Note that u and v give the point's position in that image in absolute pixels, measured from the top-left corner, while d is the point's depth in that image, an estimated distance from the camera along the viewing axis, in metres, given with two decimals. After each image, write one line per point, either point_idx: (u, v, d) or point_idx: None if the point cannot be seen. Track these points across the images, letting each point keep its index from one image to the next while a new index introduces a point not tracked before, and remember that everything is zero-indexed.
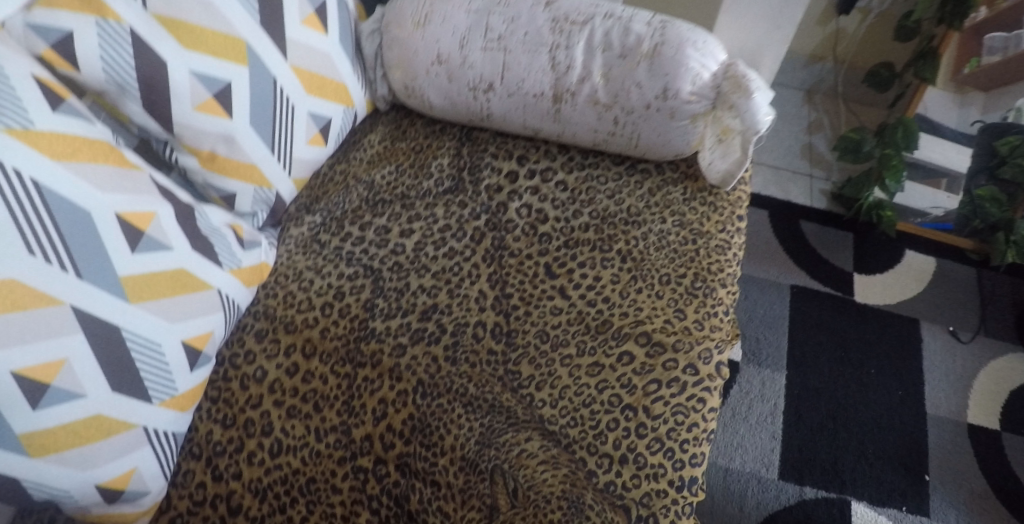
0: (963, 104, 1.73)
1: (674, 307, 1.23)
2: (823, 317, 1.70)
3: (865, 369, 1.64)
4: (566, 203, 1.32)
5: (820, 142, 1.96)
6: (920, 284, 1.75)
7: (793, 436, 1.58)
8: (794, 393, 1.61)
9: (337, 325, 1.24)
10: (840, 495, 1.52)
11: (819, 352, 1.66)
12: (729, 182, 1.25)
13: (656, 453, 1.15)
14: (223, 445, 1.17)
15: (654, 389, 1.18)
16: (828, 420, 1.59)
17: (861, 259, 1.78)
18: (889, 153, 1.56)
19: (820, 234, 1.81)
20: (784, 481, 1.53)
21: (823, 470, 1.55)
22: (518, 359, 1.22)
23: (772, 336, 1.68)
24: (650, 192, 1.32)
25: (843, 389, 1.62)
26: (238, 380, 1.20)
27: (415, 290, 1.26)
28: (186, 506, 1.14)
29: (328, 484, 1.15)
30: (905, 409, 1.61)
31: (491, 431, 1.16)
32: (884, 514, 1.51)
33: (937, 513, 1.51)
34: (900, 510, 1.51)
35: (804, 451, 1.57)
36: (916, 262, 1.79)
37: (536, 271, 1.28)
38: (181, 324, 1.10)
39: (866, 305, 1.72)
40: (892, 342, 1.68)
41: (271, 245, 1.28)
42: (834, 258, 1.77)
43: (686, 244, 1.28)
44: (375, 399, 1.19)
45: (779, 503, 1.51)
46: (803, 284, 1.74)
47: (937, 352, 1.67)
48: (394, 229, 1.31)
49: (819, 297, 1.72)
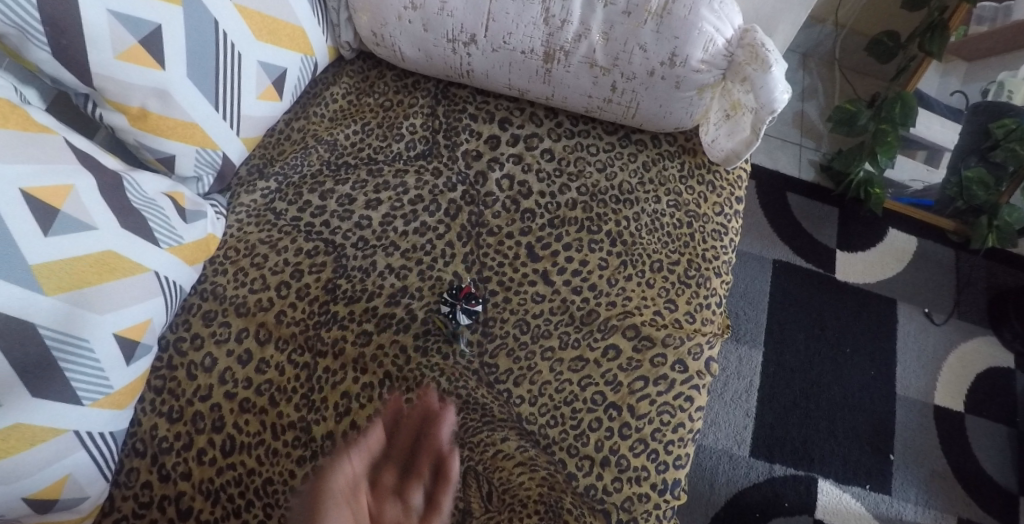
0: (946, 72, 1.65)
1: (666, 298, 1.14)
2: (802, 295, 1.68)
3: (841, 348, 1.63)
4: (551, 176, 1.20)
5: (813, 111, 1.90)
6: (900, 263, 1.74)
7: (766, 414, 1.55)
8: (770, 370, 1.59)
9: (294, 308, 1.10)
10: (808, 472, 1.51)
11: (795, 330, 1.64)
12: (733, 162, 1.17)
13: (639, 455, 1.06)
14: (169, 441, 1.05)
15: (640, 386, 1.08)
16: (801, 398, 1.57)
17: (845, 237, 1.76)
18: (885, 128, 1.59)
19: (806, 207, 1.78)
20: (755, 458, 1.50)
21: (793, 448, 1.52)
22: (495, 351, 1.12)
23: (753, 312, 1.65)
24: (644, 165, 1.22)
25: (816, 367, 1.61)
26: (184, 369, 1.07)
27: (382, 270, 1.13)
28: (131, 508, 1.03)
29: (286, 486, 1.03)
30: (876, 387, 1.60)
31: (465, 430, 1.05)
32: (849, 492, 1.50)
33: (899, 491, 1.51)
34: (864, 488, 1.51)
35: (775, 429, 1.54)
36: (899, 242, 1.77)
37: (517, 253, 1.16)
38: (111, 315, 0.95)
39: (847, 283, 1.71)
40: (868, 321, 1.67)
41: (219, 215, 1.13)
42: (818, 233, 1.75)
43: (681, 227, 1.18)
44: (337, 393, 1.07)
45: (749, 480, 1.48)
46: (786, 259, 1.72)
47: (910, 333, 1.67)
48: (359, 198, 1.17)
49: (800, 273, 1.70)
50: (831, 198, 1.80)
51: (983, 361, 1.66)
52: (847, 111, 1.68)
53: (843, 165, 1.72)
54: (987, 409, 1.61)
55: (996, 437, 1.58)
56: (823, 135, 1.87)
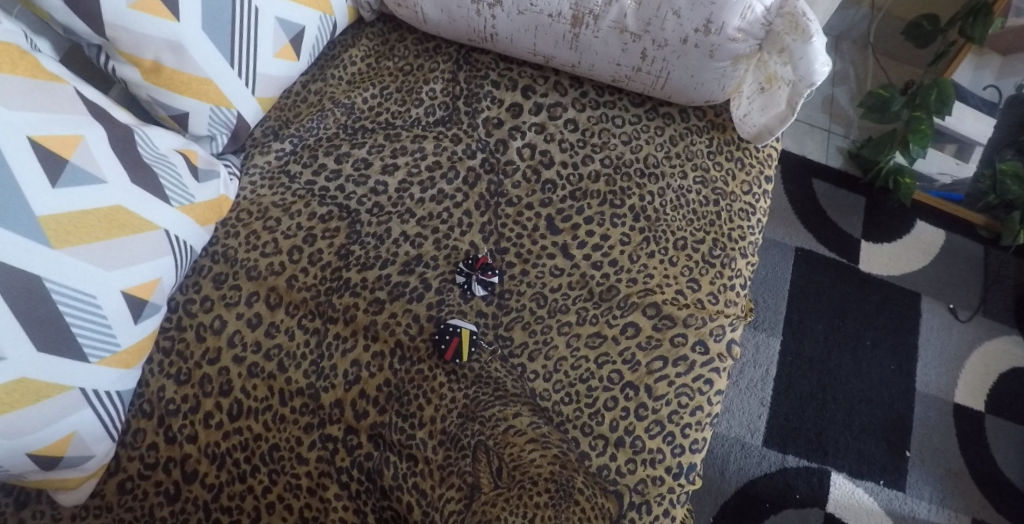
0: (978, 66, 1.59)
1: (689, 277, 1.10)
2: (824, 284, 1.64)
3: (862, 340, 1.59)
4: (575, 146, 1.16)
5: (842, 96, 1.85)
6: (926, 257, 1.69)
7: (781, 404, 1.51)
8: (788, 359, 1.55)
9: (306, 273, 1.08)
10: (822, 464, 1.47)
11: (815, 319, 1.60)
12: (764, 138, 1.14)
13: (655, 437, 1.03)
14: (177, 403, 1.05)
15: (659, 367, 1.05)
16: (819, 389, 1.53)
17: (871, 227, 1.71)
18: (919, 116, 1.53)
19: (831, 196, 1.74)
20: (767, 448, 1.47)
21: (807, 439, 1.49)
22: (510, 323, 1.09)
23: (772, 299, 1.61)
24: (672, 139, 1.18)
25: (836, 358, 1.57)
26: (193, 330, 1.07)
27: (397, 237, 1.11)
28: (137, 468, 1.03)
29: (293, 452, 1.03)
30: (896, 382, 1.56)
31: (477, 403, 1.04)
32: (862, 487, 1.46)
33: (913, 488, 1.47)
34: (878, 484, 1.47)
35: (790, 420, 1.50)
36: (926, 235, 1.71)
37: (536, 224, 1.13)
38: (119, 272, 0.94)
39: (870, 274, 1.66)
40: (893, 314, 1.63)
41: (232, 176, 1.10)
42: (843, 222, 1.71)
43: (707, 206, 1.14)
44: (347, 361, 1.06)
45: (760, 470, 1.45)
46: (809, 247, 1.67)
47: (934, 328, 1.63)
48: (375, 163, 1.14)
49: (823, 263, 1.66)
50: (859, 186, 1.75)
51: (1008, 361, 1.60)
52: (881, 97, 1.60)
53: (873, 153, 1.66)
54: (1009, 410, 1.56)
55: (1018, 438, 1.54)
56: (853, 122, 1.82)
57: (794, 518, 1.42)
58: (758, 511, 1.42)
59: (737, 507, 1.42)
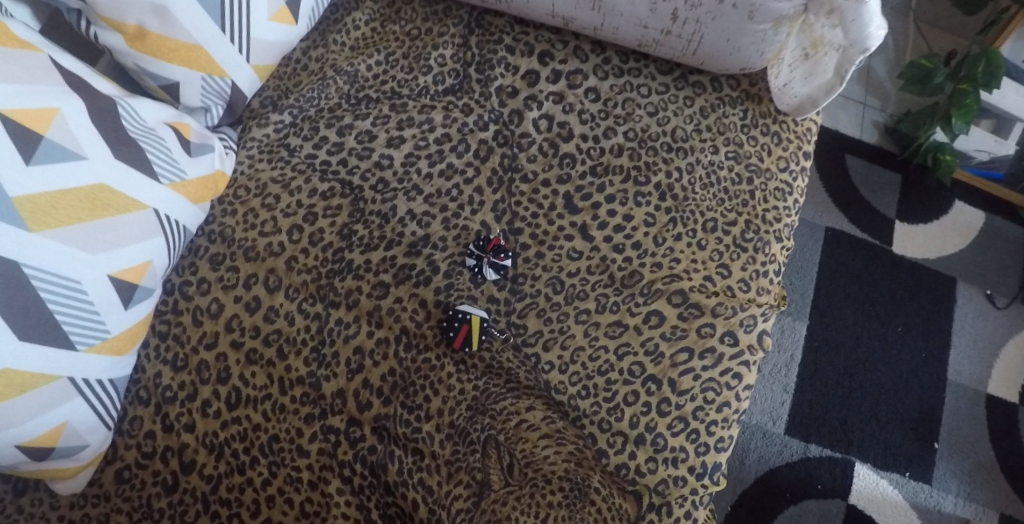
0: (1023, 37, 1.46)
1: (718, 263, 1.02)
2: (855, 266, 1.54)
3: (892, 326, 1.49)
4: (596, 117, 1.08)
5: (879, 66, 1.71)
6: (965, 239, 1.58)
7: (805, 391, 1.43)
8: (814, 345, 1.46)
9: (307, 254, 1.02)
10: (846, 454, 1.39)
11: (847, 301, 1.50)
12: (806, 111, 1.05)
13: (678, 435, 0.95)
14: (174, 390, 1.00)
15: (684, 359, 0.97)
16: (845, 376, 1.44)
17: (906, 207, 1.60)
18: (965, 89, 1.41)
19: (865, 173, 1.62)
20: (790, 436, 1.39)
21: (831, 428, 1.41)
22: (524, 310, 1.01)
23: (800, 281, 1.52)
24: (702, 111, 1.09)
25: (868, 343, 1.48)
26: (189, 314, 1.01)
27: (403, 216, 1.04)
28: (134, 458, 0.99)
29: (293, 444, 0.98)
30: (925, 371, 1.47)
31: (488, 395, 0.98)
32: (886, 478, 1.38)
33: (940, 481, 1.38)
34: (903, 476, 1.38)
35: (814, 408, 1.42)
36: (966, 215, 1.60)
37: (552, 203, 1.05)
38: (104, 254, 0.88)
39: (904, 257, 1.56)
40: (925, 299, 1.52)
41: (229, 150, 1.04)
42: (876, 201, 1.60)
43: (739, 184, 1.06)
44: (350, 348, 0.99)
45: (781, 459, 1.38)
46: (840, 228, 1.57)
47: (968, 315, 1.52)
48: (380, 135, 1.07)
49: (856, 243, 1.56)
50: (894, 163, 1.64)
51: None
52: (923, 68, 1.47)
53: (910, 128, 1.55)
54: None
55: None
56: (890, 94, 1.69)
57: (815, 509, 1.35)
58: (777, 501, 1.35)
59: (757, 497, 1.35)
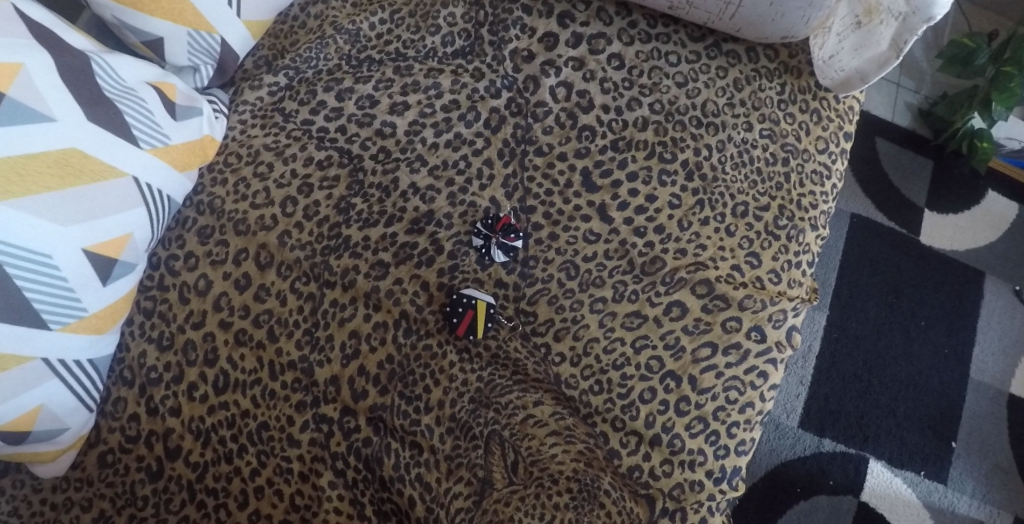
0: None
1: (748, 251, 0.94)
2: (880, 256, 1.44)
3: (915, 320, 1.40)
4: (619, 87, 1.00)
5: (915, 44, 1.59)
6: (995, 231, 1.48)
7: (822, 384, 1.35)
8: (834, 336, 1.38)
9: (301, 229, 0.95)
10: (860, 450, 1.31)
11: (871, 291, 1.41)
12: (852, 88, 0.97)
13: (697, 437, 0.88)
14: (159, 372, 0.94)
15: (706, 355, 0.90)
16: (864, 369, 1.36)
17: (937, 195, 1.50)
18: (1009, 72, 1.29)
19: (896, 157, 1.52)
20: (803, 430, 1.32)
21: (847, 423, 1.33)
22: (534, 297, 0.93)
23: (822, 269, 1.43)
24: (736, 83, 1.01)
25: (890, 335, 1.39)
26: (176, 291, 0.95)
27: (405, 190, 0.96)
28: (118, 441, 0.93)
29: (283, 433, 0.91)
30: (948, 368, 1.38)
31: (492, 388, 0.91)
32: (900, 476, 1.30)
33: (955, 481, 1.31)
34: (918, 474, 1.31)
35: (830, 402, 1.34)
36: (997, 206, 1.50)
37: (569, 179, 0.96)
38: (79, 226, 0.81)
39: (932, 248, 1.46)
40: (951, 293, 1.43)
41: (218, 114, 0.97)
42: (905, 188, 1.50)
43: (774, 164, 0.98)
44: (346, 332, 0.92)
45: (793, 453, 1.30)
46: (866, 214, 1.47)
47: (995, 312, 1.43)
48: (383, 101, 0.99)
49: (882, 231, 1.46)
50: (926, 148, 1.53)
51: None
52: (965, 47, 1.36)
53: (946, 112, 1.44)
54: None
55: None
56: (926, 73, 1.57)
57: (826, 505, 1.27)
58: (787, 495, 1.28)
59: (766, 491, 1.28)
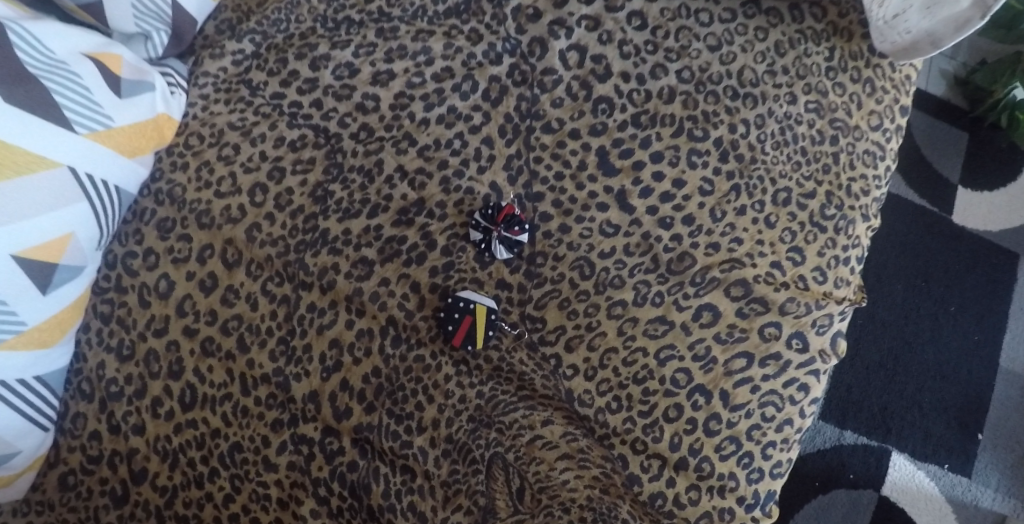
0: None
1: (789, 245, 0.82)
2: (909, 236, 1.30)
3: (944, 306, 1.26)
4: (642, 51, 0.87)
5: None
6: None
7: (844, 373, 1.22)
8: (857, 322, 1.25)
9: (271, 222, 0.83)
10: (882, 443, 1.18)
11: (898, 275, 1.28)
12: (919, 53, 0.84)
13: (727, 459, 0.77)
14: (119, 385, 0.82)
15: (741, 366, 0.78)
16: (889, 358, 1.23)
17: (971, 170, 1.35)
18: None
19: (929, 129, 1.37)
20: (823, 421, 1.19)
21: (870, 414, 1.20)
22: (542, 300, 0.81)
23: None
24: (777, 47, 0.88)
25: (918, 321, 1.25)
26: (134, 293, 0.83)
27: (392, 174, 0.84)
28: (79, 462, 0.81)
29: (259, 456, 0.80)
30: (978, 356, 1.24)
31: (494, 405, 0.79)
32: (923, 470, 1.18)
33: (979, 474, 1.18)
34: (942, 467, 1.18)
35: (852, 392, 1.21)
36: None
37: (582, 160, 0.84)
38: (7, 230, 0.68)
39: (964, 228, 1.32)
40: (985, 275, 1.29)
41: (174, 88, 0.85)
42: (938, 162, 1.35)
43: (819, 143, 0.85)
44: (325, 342, 0.80)
45: (812, 446, 1.18)
46: (894, 189, 1.33)
47: None
48: (364, 69, 0.88)
49: (911, 209, 1.32)
50: (962, 120, 1.37)
51: None
52: (1015, 10, 1.20)
53: (985, 80, 1.31)
54: None
55: None
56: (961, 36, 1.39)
57: (844, 500, 1.15)
58: (804, 490, 1.16)
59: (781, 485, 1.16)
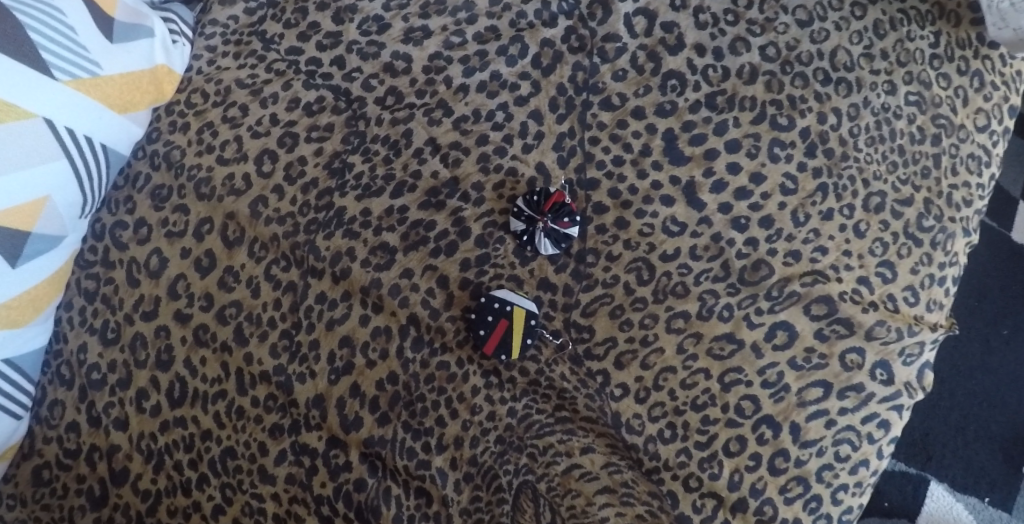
0: None
1: (880, 258, 0.69)
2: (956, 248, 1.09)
3: (994, 328, 1.05)
4: (720, 21, 0.75)
5: None
6: None
7: None
8: None
9: (280, 196, 0.72)
10: (921, 470, 0.99)
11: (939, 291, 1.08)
12: None
13: (794, 504, 0.64)
14: (102, 372, 0.71)
15: (818, 397, 0.66)
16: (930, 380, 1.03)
17: None
18: None
19: None
20: None
21: (909, 440, 1.01)
22: (590, 306, 0.70)
23: None
24: (877, 26, 0.75)
25: (965, 342, 1.05)
26: (123, 269, 0.72)
27: (422, 148, 0.73)
28: (55, 456, 0.70)
29: (253, 464, 0.68)
30: None
31: (528, 426, 0.68)
32: (963, 503, 0.98)
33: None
34: (982, 501, 0.98)
35: None
36: None
37: (643, 144, 0.72)
38: None
39: None
40: None
41: (177, 37, 0.74)
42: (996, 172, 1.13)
43: (919, 141, 0.72)
44: (336, 339, 0.69)
45: None
46: None
47: None
48: (397, 26, 0.76)
49: None
50: None
51: None
52: None
53: None
54: None
55: None
56: None
57: None
58: None
59: None
